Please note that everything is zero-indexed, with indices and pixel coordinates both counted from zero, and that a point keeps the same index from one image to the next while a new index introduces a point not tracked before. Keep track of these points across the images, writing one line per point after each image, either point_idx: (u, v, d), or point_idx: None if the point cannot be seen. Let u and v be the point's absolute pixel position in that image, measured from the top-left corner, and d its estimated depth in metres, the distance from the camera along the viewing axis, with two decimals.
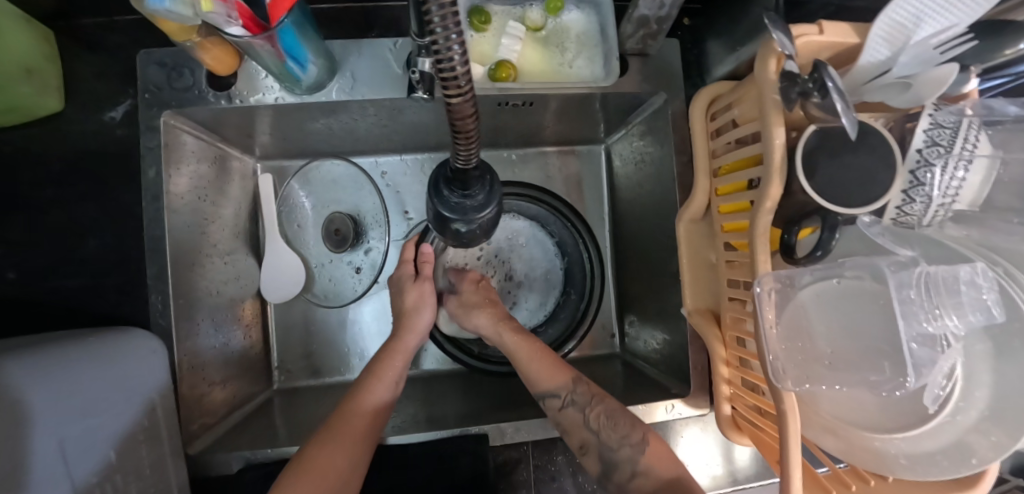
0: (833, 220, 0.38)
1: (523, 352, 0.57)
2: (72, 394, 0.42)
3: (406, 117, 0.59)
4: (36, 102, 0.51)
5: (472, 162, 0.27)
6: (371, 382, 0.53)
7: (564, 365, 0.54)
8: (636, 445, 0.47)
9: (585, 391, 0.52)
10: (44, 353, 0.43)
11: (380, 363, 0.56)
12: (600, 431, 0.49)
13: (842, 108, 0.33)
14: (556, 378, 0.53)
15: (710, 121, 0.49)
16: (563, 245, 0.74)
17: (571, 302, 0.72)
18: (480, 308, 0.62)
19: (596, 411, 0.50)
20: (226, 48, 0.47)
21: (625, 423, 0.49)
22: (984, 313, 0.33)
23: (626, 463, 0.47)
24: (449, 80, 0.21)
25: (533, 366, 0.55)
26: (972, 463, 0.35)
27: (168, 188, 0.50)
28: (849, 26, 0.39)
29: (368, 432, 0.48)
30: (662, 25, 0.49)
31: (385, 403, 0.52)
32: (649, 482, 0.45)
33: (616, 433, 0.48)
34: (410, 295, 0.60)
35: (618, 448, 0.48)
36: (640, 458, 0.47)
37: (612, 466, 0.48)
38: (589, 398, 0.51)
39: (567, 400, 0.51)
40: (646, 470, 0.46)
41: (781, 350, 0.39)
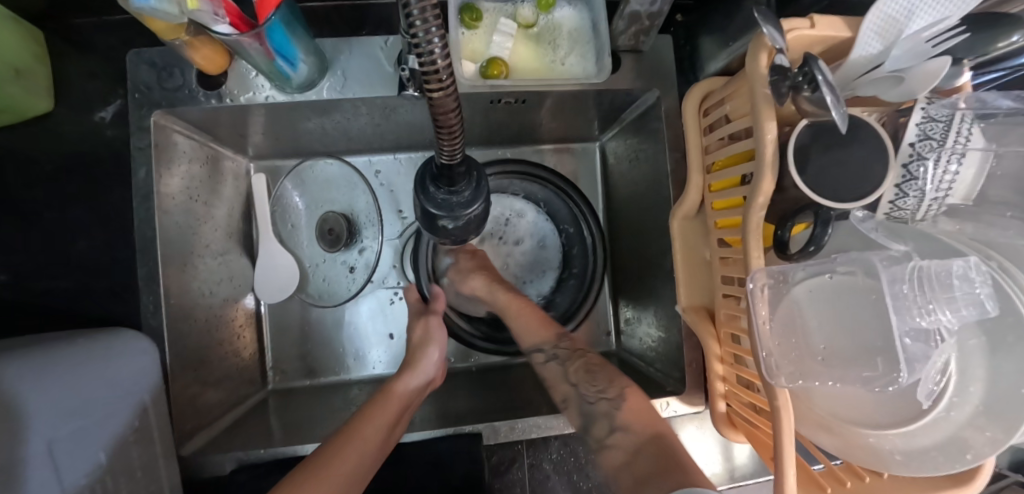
0: (826, 215, 0.38)
1: (514, 308, 0.61)
2: (62, 396, 0.42)
3: (400, 116, 0.59)
4: (25, 103, 0.50)
5: (457, 158, 0.27)
6: (403, 377, 0.56)
7: (551, 322, 0.59)
8: (612, 400, 0.49)
9: (568, 347, 0.57)
10: (40, 352, 0.44)
11: (409, 363, 0.58)
12: (579, 383, 0.52)
13: (832, 102, 0.33)
14: (541, 333, 0.58)
15: (703, 118, 0.49)
16: (563, 220, 0.75)
17: (575, 271, 0.74)
18: (475, 272, 0.65)
19: (574, 366, 0.54)
20: (215, 47, 0.46)
21: (604, 379, 0.52)
22: (978, 308, 0.33)
23: (603, 418, 0.48)
24: (431, 74, 0.21)
25: (528, 326, 0.59)
26: (967, 458, 0.35)
27: (159, 188, 0.50)
28: (841, 20, 0.39)
29: (394, 422, 0.50)
30: (655, 21, 0.49)
31: (410, 397, 0.55)
32: (629, 438, 0.46)
33: (597, 392, 0.51)
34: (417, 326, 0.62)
35: (594, 401, 0.50)
36: (621, 421, 0.47)
37: (591, 419, 0.49)
38: (572, 352, 0.56)
39: (550, 354, 0.56)
40: (623, 426, 0.47)
41: (774, 346, 0.38)
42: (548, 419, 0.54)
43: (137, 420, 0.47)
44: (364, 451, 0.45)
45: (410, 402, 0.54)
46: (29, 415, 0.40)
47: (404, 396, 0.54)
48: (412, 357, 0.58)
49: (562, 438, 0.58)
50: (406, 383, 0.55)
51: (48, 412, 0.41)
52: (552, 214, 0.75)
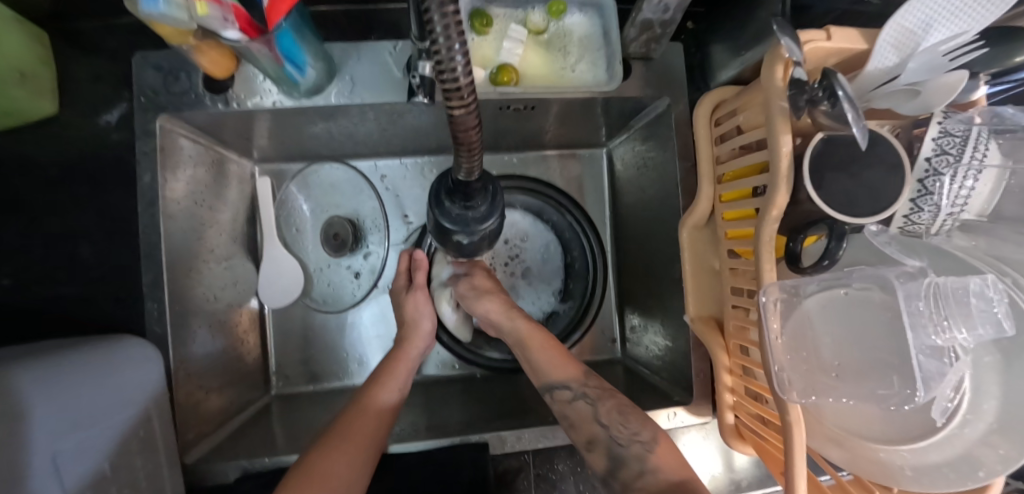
0: (840, 229, 0.37)
1: (535, 341, 0.58)
2: (69, 402, 0.41)
3: (407, 121, 0.58)
4: (30, 105, 0.50)
5: (475, 174, 0.27)
6: (374, 392, 0.53)
7: (573, 358, 0.55)
8: (646, 443, 0.46)
9: (597, 386, 0.52)
10: (43, 362, 0.43)
11: (387, 370, 0.57)
12: (611, 425, 0.47)
13: (853, 118, 0.32)
14: (566, 370, 0.53)
15: (714, 127, 0.49)
16: (564, 237, 0.75)
17: (578, 286, 0.74)
18: (489, 294, 0.63)
19: (607, 406, 0.49)
20: (223, 52, 0.46)
21: (637, 420, 0.48)
22: (995, 326, 0.32)
23: (635, 461, 0.45)
24: (452, 91, 0.21)
25: (551, 364, 0.55)
26: (979, 476, 0.34)
27: (164, 193, 0.49)
28: (857, 32, 0.38)
29: (373, 437, 0.48)
30: (666, 29, 0.49)
31: (390, 408, 0.52)
32: (658, 482, 0.43)
33: (630, 435, 0.47)
34: (408, 309, 0.63)
35: (627, 444, 0.46)
36: (654, 465, 0.44)
37: (620, 463, 0.46)
38: (602, 393, 0.51)
39: (578, 392, 0.51)
40: (654, 470, 0.44)
41: (786, 360, 0.38)
42: (554, 429, 0.54)
43: (141, 429, 0.46)
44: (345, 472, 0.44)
45: (390, 414, 0.52)
46: (35, 423, 0.38)
47: (385, 407, 0.52)
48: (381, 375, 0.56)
49: (568, 448, 0.57)
50: (379, 396, 0.53)
51: (53, 420, 0.39)
52: (553, 227, 0.75)
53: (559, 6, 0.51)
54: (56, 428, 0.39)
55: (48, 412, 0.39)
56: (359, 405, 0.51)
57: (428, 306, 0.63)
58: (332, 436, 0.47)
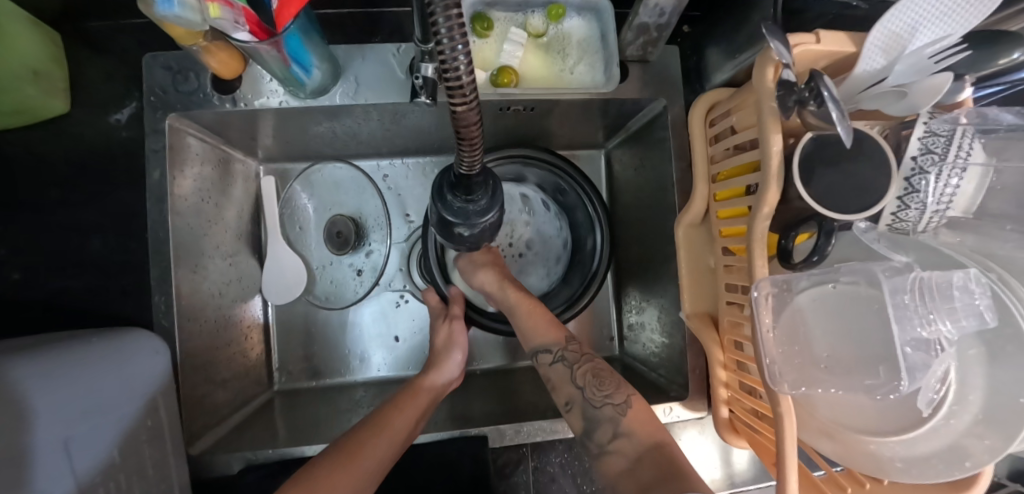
0: (830, 226, 0.39)
1: (523, 308, 0.58)
2: (69, 392, 0.41)
3: (409, 121, 0.59)
4: (41, 104, 0.51)
5: (476, 169, 0.28)
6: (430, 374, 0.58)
7: (560, 324, 0.57)
8: (619, 405, 0.48)
9: (577, 350, 0.55)
10: (44, 354, 0.43)
11: (440, 360, 0.60)
12: (586, 388, 0.51)
13: (838, 118, 0.33)
14: (550, 335, 0.55)
15: (709, 128, 0.50)
16: (568, 206, 0.73)
17: (581, 258, 0.71)
18: (484, 266, 0.61)
19: (582, 369, 0.52)
20: (231, 52, 0.47)
21: (611, 384, 0.50)
22: (978, 318, 0.34)
23: (608, 423, 0.47)
24: (455, 88, 0.22)
25: (536, 329, 0.56)
26: (966, 465, 0.35)
27: (173, 190, 0.51)
28: (846, 35, 0.40)
29: (412, 427, 0.51)
30: (663, 32, 0.50)
31: (437, 391, 0.57)
32: (631, 445, 0.45)
33: (603, 397, 0.49)
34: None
35: (600, 406, 0.49)
36: (625, 427, 0.46)
37: (595, 424, 0.48)
38: (580, 357, 0.54)
39: (557, 355, 0.54)
40: (627, 432, 0.46)
41: (777, 353, 0.39)
42: (554, 423, 0.55)
43: (147, 419, 0.47)
44: (376, 449, 0.48)
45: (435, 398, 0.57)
46: (38, 415, 0.38)
47: (435, 390, 0.57)
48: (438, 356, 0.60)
49: (566, 442, 0.58)
50: (434, 379, 0.58)
51: (57, 410, 0.40)
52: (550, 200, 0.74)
53: (558, 10, 0.52)
54: (58, 419, 0.40)
55: (49, 402, 0.40)
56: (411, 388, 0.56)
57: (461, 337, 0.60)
58: (372, 422, 0.50)
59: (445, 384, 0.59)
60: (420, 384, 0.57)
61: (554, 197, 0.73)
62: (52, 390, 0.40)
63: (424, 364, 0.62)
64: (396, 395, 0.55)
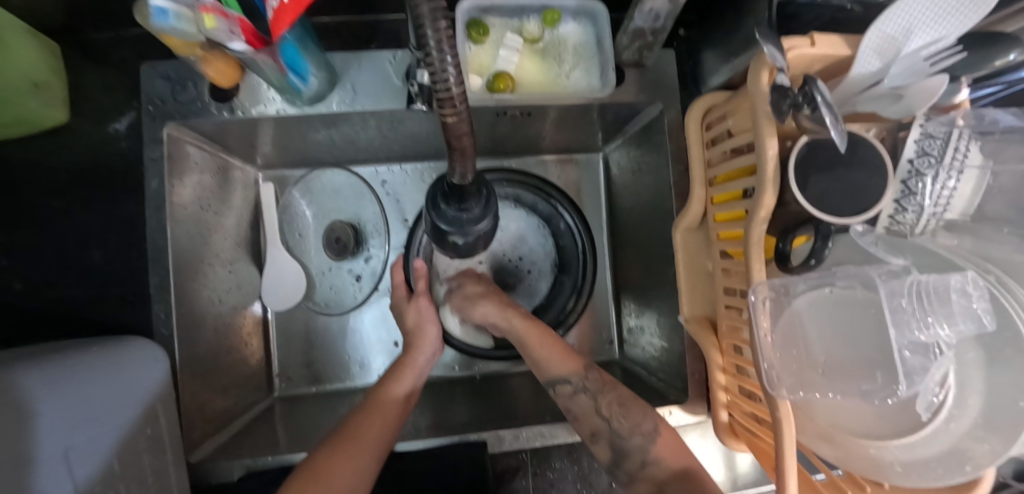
0: (826, 229, 0.39)
1: (532, 336, 0.58)
2: (71, 400, 0.41)
3: (407, 128, 0.59)
4: (42, 114, 0.52)
5: (468, 178, 0.28)
6: (388, 387, 0.55)
7: (574, 353, 0.56)
8: (647, 435, 0.48)
9: (597, 380, 0.53)
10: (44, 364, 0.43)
11: (395, 374, 0.58)
12: (612, 419, 0.50)
13: (831, 122, 0.33)
14: (566, 365, 0.54)
15: (705, 131, 0.50)
16: (557, 236, 0.75)
17: (561, 291, 0.73)
18: (484, 298, 0.64)
19: (607, 399, 0.51)
20: (229, 61, 0.47)
21: (638, 412, 0.50)
22: (975, 322, 0.34)
23: (637, 452, 0.48)
24: (445, 99, 0.22)
25: (551, 358, 0.56)
26: (966, 470, 0.35)
27: (172, 199, 0.51)
28: (841, 39, 0.40)
29: (380, 437, 0.49)
30: (658, 36, 0.50)
31: (400, 402, 0.54)
32: (662, 472, 0.46)
33: (631, 426, 0.49)
34: (411, 316, 0.64)
35: (629, 437, 0.48)
36: (655, 454, 0.47)
37: (624, 455, 0.48)
38: (600, 387, 0.53)
39: (578, 386, 0.53)
40: (656, 459, 0.47)
41: (776, 358, 0.39)
42: (554, 428, 0.55)
43: (147, 427, 0.47)
44: (352, 469, 0.45)
45: (401, 408, 0.54)
46: (41, 423, 0.38)
47: (396, 403, 0.54)
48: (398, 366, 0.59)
49: (566, 447, 0.58)
50: (391, 390, 0.55)
51: (59, 418, 0.40)
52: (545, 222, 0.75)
53: (554, 15, 0.52)
54: (60, 427, 0.40)
55: (52, 410, 0.40)
56: (373, 402, 0.53)
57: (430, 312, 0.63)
58: (341, 438, 0.47)
59: (408, 393, 0.56)
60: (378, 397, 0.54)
61: (550, 221, 0.75)
62: (54, 398, 0.40)
63: (426, 370, 0.61)
64: (357, 412, 0.51)
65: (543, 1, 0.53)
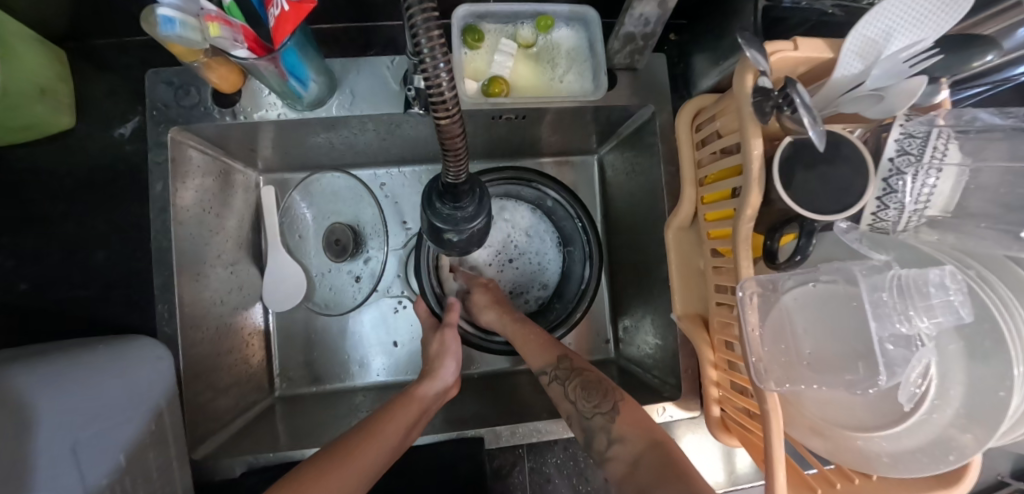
0: (810, 226, 0.40)
1: (520, 337, 0.61)
2: (73, 401, 0.43)
3: (404, 131, 0.61)
4: (49, 120, 0.53)
5: (462, 178, 0.29)
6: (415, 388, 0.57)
7: (556, 343, 0.59)
8: (607, 414, 0.49)
9: (568, 367, 0.55)
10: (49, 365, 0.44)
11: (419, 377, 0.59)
12: (577, 401, 0.51)
13: (809, 122, 0.34)
14: (544, 356, 0.57)
15: (695, 133, 0.52)
16: (564, 232, 0.76)
17: (566, 298, 0.74)
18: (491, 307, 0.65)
19: (573, 385, 0.53)
20: (231, 67, 0.49)
21: (599, 394, 0.51)
22: (954, 313, 0.34)
23: (601, 431, 0.48)
24: (438, 102, 0.23)
25: (531, 352, 0.59)
26: (950, 459, 0.36)
27: (175, 201, 0.52)
28: (824, 42, 0.41)
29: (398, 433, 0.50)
30: (648, 41, 0.52)
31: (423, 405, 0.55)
32: (626, 449, 0.46)
33: (592, 408, 0.50)
34: (432, 346, 0.62)
35: (591, 416, 0.49)
36: (618, 433, 0.47)
37: (591, 434, 0.49)
38: (570, 373, 0.55)
39: (553, 375, 0.55)
40: (620, 438, 0.47)
41: (763, 352, 0.41)
42: (549, 424, 0.56)
43: (152, 424, 0.48)
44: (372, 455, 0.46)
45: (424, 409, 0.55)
46: None
47: (422, 403, 0.55)
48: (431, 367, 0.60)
49: (562, 443, 0.59)
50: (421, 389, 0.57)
51: (65, 415, 0.41)
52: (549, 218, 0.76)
53: (547, 21, 0.53)
54: (63, 425, 0.41)
55: (53, 410, 0.41)
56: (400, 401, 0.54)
57: (442, 319, 0.64)
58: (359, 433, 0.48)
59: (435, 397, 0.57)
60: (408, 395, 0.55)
61: (555, 216, 0.76)
62: (56, 398, 0.42)
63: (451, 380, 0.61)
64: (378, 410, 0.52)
65: (536, 7, 0.54)
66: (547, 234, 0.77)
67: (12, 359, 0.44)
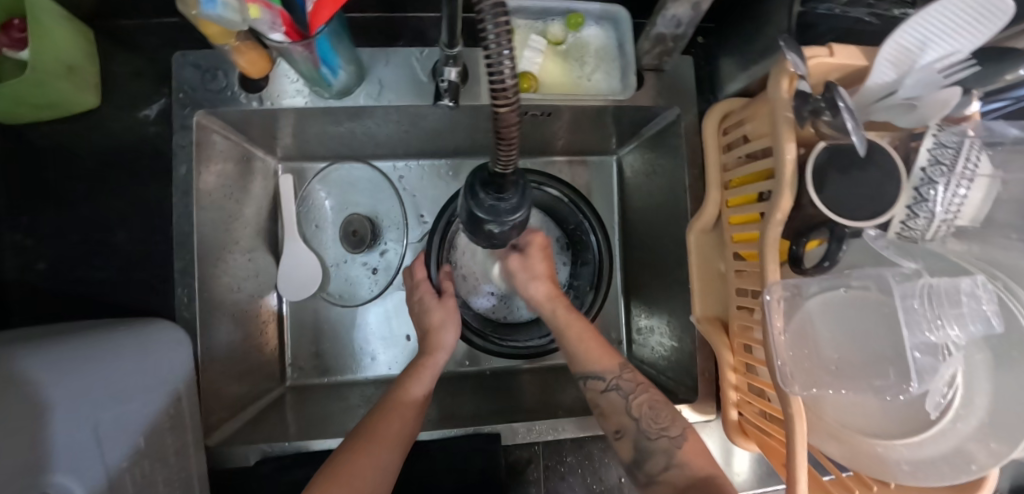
0: (840, 232, 0.40)
1: (573, 331, 0.58)
2: (91, 383, 0.41)
3: (428, 123, 0.61)
4: (75, 97, 0.53)
5: (511, 168, 0.28)
6: (404, 390, 0.53)
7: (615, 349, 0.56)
8: (673, 439, 0.47)
9: (631, 379, 0.52)
10: (63, 346, 0.43)
11: (413, 375, 0.56)
12: (642, 418, 0.49)
13: (852, 127, 0.35)
14: (603, 361, 0.54)
15: (722, 136, 0.52)
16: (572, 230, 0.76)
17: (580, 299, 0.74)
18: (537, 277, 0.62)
19: (640, 399, 0.50)
20: (260, 53, 0.49)
21: (667, 416, 0.49)
22: (984, 323, 0.35)
23: (660, 454, 0.47)
24: (499, 90, 0.23)
25: (591, 352, 0.55)
26: (972, 469, 0.36)
27: (198, 185, 0.52)
28: (858, 49, 0.42)
29: (400, 435, 0.48)
30: (678, 43, 0.52)
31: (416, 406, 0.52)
32: (682, 475, 0.45)
33: (658, 429, 0.48)
34: (436, 315, 0.62)
35: (655, 438, 0.48)
36: (680, 459, 0.46)
37: (645, 455, 0.48)
38: (634, 387, 0.52)
39: (612, 384, 0.52)
40: (680, 464, 0.45)
41: (788, 356, 0.40)
42: (564, 422, 0.56)
43: (171, 408, 0.47)
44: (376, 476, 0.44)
45: (416, 412, 0.52)
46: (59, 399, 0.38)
47: (409, 407, 0.52)
48: (416, 368, 0.57)
49: (576, 441, 0.59)
50: (406, 393, 0.53)
51: (78, 397, 0.40)
52: (556, 216, 0.75)
53: (577, 19, 0.54)
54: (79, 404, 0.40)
55: (67, 392, 0.39)
56: (382, 410, 0.50)
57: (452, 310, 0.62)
58: (361, 439, 0.46)
59: (424, 395, 0.55)
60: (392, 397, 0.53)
61: (559, 215, 0.75)
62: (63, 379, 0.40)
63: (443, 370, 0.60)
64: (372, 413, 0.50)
65: (567, 4, 0.54)
66: (552, 231, 0.76)
67: (27, 339, 0.43)
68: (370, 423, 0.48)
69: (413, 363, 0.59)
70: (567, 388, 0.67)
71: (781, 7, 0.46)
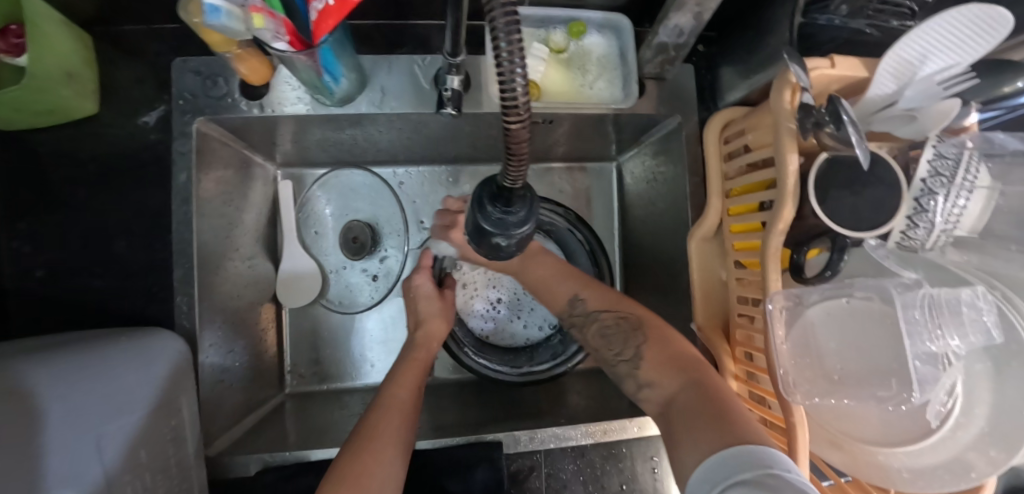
0: (842, 242, 0.40)
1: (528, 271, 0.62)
2: (89, 397, 0.41)
3: (429, 130, 0.61)
4: (74, 104, 0.52)
5: (519, 182, 0.28)
6: (395, 389, 0.53)
7: (569, 277, 0.59)
8: (630, 360, 0.50)
9: (582, 311, 0.57)
10: (59, 359, 0.42)
11: (404, 369, 0.56)
12: (602, 348, 0.54)
13: (856, 140, 0.35)
14: (556, 298, 0.60)
15: (724, 145, 0.53)
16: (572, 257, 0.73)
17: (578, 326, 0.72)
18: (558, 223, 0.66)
19: (592, 329, 0.55)
20: (261, 59, 0.48)
21: (622, 339, 0.52)
22: (984, 334, 0.36)
23: (629, 377, 0.50)
24: (511, 108, 0.22)
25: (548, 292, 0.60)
26: (971, 476, 0.37)
27: (198, 192, 0.51)
28: (859, 61, 0.42)
29: (401, 434, 0.48)
30: (680, 52, 0.52)
31: (411, 404, 0.52)
32: (659, 393, 0.47)
33: (616, 354, 0.52)
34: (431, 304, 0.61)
35: (617, 364, 0.52)
36: (645, 378, 0.48)
37: (620, 378, 0.52)
38: (586, 319, 0.56)
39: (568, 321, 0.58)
40: (649, 383, 0.48)
41: (790, 364, 0.41)
42: (567, 429, 0.56)
43: (172, 418, 0.47)
44: (388, 474, 0.43)
45: (412, 410, 0.51)
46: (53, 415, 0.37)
47: (404, 405, 0.51)
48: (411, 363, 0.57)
49: (577, 448, 0.59)
50: (398, 393, 0.52)
51: (73, 411, 0.39)
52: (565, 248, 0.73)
53: (580, 27, 0.54)
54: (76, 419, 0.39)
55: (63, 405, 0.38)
56: (377, 413, 0.49)
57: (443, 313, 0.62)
58: (360, 440, 0.46)
59: (419, 383, 0.55)
60: (390, 394, 0.52)
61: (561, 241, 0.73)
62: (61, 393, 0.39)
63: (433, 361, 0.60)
64: (369, 414, 0.49)
65: (569, 13, 0.55)
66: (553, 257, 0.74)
67: (25, 352, 0.43)
68: (369, 425, 0.48)
69: (402, 358, 0.58)
70: (568, 395, 0.67)
71: (783, 18, 0.46)
